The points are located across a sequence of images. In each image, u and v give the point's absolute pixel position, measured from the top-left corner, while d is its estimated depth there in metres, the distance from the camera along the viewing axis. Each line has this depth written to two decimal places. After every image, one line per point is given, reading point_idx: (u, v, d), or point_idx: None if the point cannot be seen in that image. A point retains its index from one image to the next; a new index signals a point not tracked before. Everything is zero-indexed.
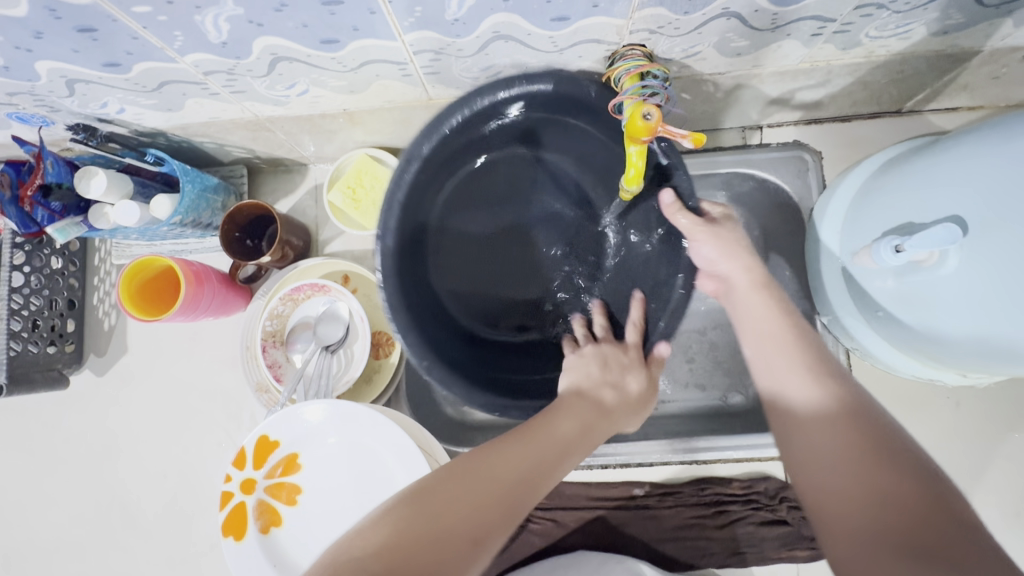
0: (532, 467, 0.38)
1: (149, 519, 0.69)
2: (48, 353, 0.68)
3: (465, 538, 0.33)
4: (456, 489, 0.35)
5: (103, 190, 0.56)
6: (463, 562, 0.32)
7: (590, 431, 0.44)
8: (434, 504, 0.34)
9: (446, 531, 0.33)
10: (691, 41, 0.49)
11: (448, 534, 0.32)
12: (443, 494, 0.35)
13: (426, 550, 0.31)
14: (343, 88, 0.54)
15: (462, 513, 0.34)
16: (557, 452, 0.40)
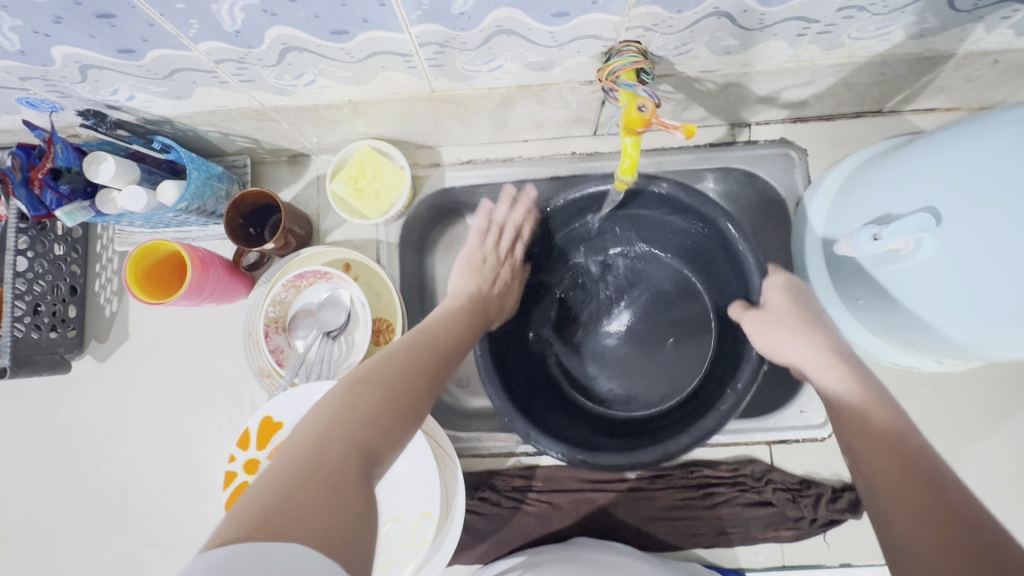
0: (433, 361, 0.51)
1: (151, 501, 0.70)
2: (51, 338, 0.69)
3: (411, 408, 0.45)
4: (395, 372, 0.46)
5: (112, 176, 0.57)
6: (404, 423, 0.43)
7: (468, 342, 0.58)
8: (377, 387, 0.44)
9: (391, 407, 0.43)
10: (683, 39, 0.52)
11: (393, 408, 0.43)
12: (385, 373, 0.46)
13: (380, 421, 0.41)
14: (349, 79, 0.56)
15: (397, 388, 0.45)
16: (449, 351, 0.54)
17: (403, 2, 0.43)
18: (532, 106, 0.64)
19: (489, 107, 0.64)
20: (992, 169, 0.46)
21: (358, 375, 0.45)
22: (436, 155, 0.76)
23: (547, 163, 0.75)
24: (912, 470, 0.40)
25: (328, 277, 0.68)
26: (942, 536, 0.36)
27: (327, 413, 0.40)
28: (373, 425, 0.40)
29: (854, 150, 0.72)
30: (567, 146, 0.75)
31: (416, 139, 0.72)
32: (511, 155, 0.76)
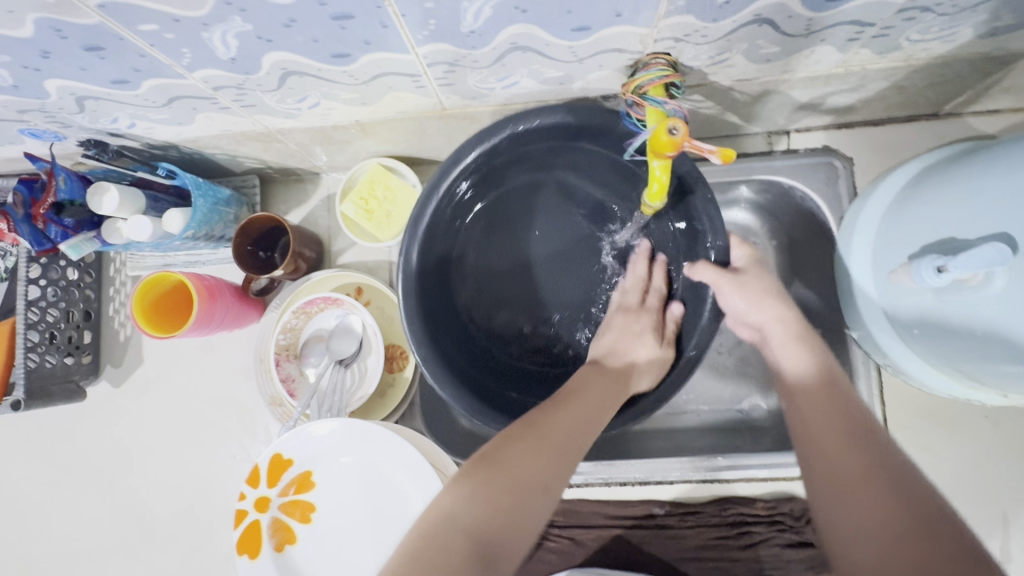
0: (575, 429, 0.45)
1: (167, 529, 0.70)
2: (66, 365, 0.69)
3: (538, 482, 0.40)
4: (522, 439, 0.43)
5: (116, 207, 0.56)
6: (534, 502, 0.39)
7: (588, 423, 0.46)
8: (500, 472, 0.40)
9: (519, 482, 0.40)
10: (718, 48, 0.47)
11: (521, 481, 0.40)
12: (518, 458, 0.41)
13: (509, 496, 0.39)
14: (354, 101, 0.52)
15: (529, 468, 0.41)
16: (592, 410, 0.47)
17: (407, 23, 0.40)
18: None
19: None
20: None
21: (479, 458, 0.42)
22: None
23: None
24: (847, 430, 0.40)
25: (339, 305, 0.65)
26: (867, 498, 0.35)
27: (455, 504, 0.38)
28: (485, 507, 0.38)
29: (906, 157, 0.66)
30: None
31: (429, 155, 0.69)
32: None
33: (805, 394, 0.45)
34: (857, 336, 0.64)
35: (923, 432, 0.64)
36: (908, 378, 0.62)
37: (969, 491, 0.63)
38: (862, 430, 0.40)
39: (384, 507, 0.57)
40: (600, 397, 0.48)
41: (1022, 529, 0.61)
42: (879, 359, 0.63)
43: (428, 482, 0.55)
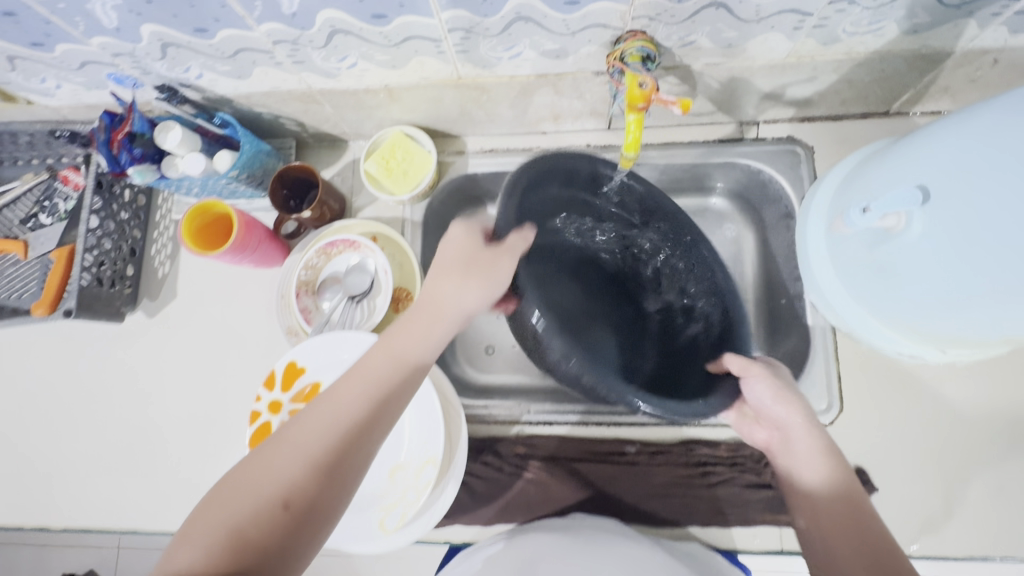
0: (314, 444, 0.45)
1: (183, 445, 0.77)
2: (111, 291, 0.77)
3: (292, 522, 0.42)
4: (282, 478, 0.43)
5: (177, 143, 0.66)
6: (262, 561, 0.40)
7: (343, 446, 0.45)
8: (226, 522, 0.41)
9: (257, 517, 0.41)
10: (686, 30, 0.57)
11: (260, 525, 0.41)
12: (246, 509, 0.41)
13: (241, 528, 0.41)
14: (387, 63, 0.63)
15: (274, 511, 0.42)
16: (326, 436, 0.45)
17: None
18: (549, 95, 0.70)
19: (510, 95, 0.70)
20: (993, 147, 0.48)
21: (227, 510, 0.42)
22: (462, 144, 0.82)
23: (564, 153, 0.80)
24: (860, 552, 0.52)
25: (355, 245, 0.74)
26: None
27: (192, 547, 0.40)
28: (240, 548, 0.40)
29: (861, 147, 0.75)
30: (582, 139, 0.80)
31: (444, 127, 0.79)
32: (531, 145, 0.81)
33: (819, 505, 0.57)
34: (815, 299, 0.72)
35: (874, 390, 0.70)
36: (859, 337, 0.69)
37: (917, 445, 0.68)
38: (859, 516, 0.54)
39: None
40: (341, 408, 0.47)
41: (966, 482, 0.66)
42: (834, 320, 0.70)
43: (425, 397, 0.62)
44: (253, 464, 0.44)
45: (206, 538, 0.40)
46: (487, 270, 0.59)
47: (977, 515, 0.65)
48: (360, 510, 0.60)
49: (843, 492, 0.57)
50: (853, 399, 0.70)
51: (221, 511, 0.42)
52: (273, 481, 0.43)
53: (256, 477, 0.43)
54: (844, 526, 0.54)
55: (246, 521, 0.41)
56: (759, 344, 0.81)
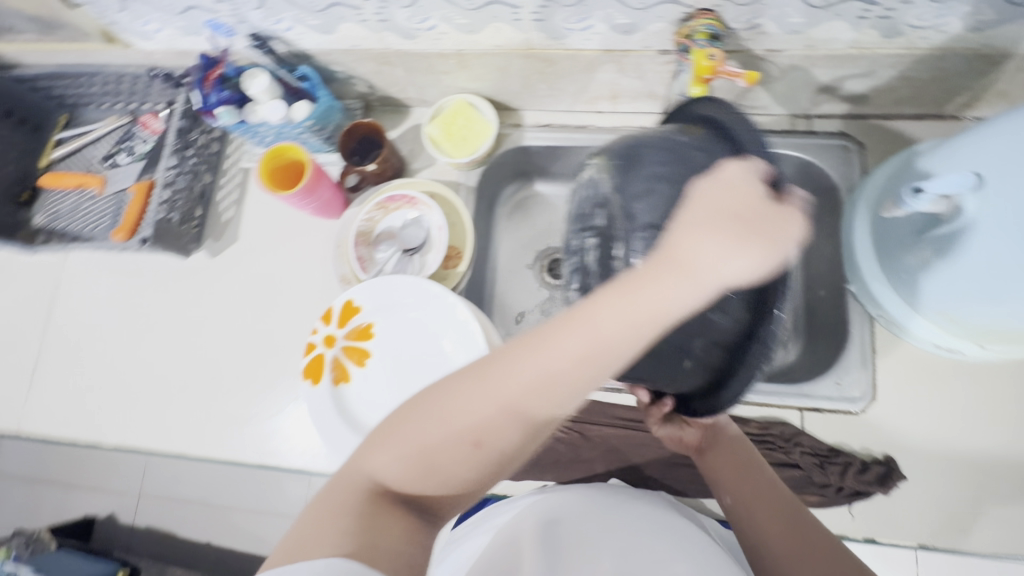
0: (541, 378, 0.41)
1: (233, 378, 0.81)
2: (180, 227, 0.82)
3: (520, 445, 0.43)
4: (500, 405, 0.41)
5: (263, 88, 0.71)
6: (486, 472, 0.43)
7: (579, 390, 0.41)
8: (456, 425, 0.42)
9: (492, 444, 0.42)
10: (754, 12, 0.60)
11: (489, 450, 0.42)
12: (476, 419, 0.42)
13: (489, 457, 0.42)
14: (464, 27, 0.67)
15: (502, 433, 0.42)
16: (547, 381, 0.41)
17: None
18: (611, 71, 0.73)
19: (574, 69, 0.74)
20: None
21: (458, 422, 0.42)
22: (519, 118, 0.86)
23: (617, 132, 0.83)
24: (789, 517, 0.56)
25: (412, 203, 0.79)
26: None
27: (428, 436, 0.42)
28: (478, 456, 0.42)
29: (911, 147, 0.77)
30: (636, 120, 0.83)
31: (504, 99, 0.83)
32: (585, 123, 0.84)
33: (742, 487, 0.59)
34: (853, 290, 0.73)
35: (908, 383, 0.71)
36: (897, 328, 0.70)
37: (948, 440, 0.69)
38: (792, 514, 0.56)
39: (431, 361, 0.68)
40: (569, 343, 0.40)
41: (997, 481, 0.67)
42: (873, 310, 0.71)
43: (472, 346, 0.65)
44: (455, 403, 0.43)
45: (443, 431, 0.42)
46: (772, 232, 0.41)
47: (1006, 513, 0.66)
48: None
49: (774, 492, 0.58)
50: (886, 390, 0.71)
51: (434, 434, 0.42)
52: (527, 419, 0.41)
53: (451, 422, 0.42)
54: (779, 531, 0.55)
55: (472, 444, 0.42)
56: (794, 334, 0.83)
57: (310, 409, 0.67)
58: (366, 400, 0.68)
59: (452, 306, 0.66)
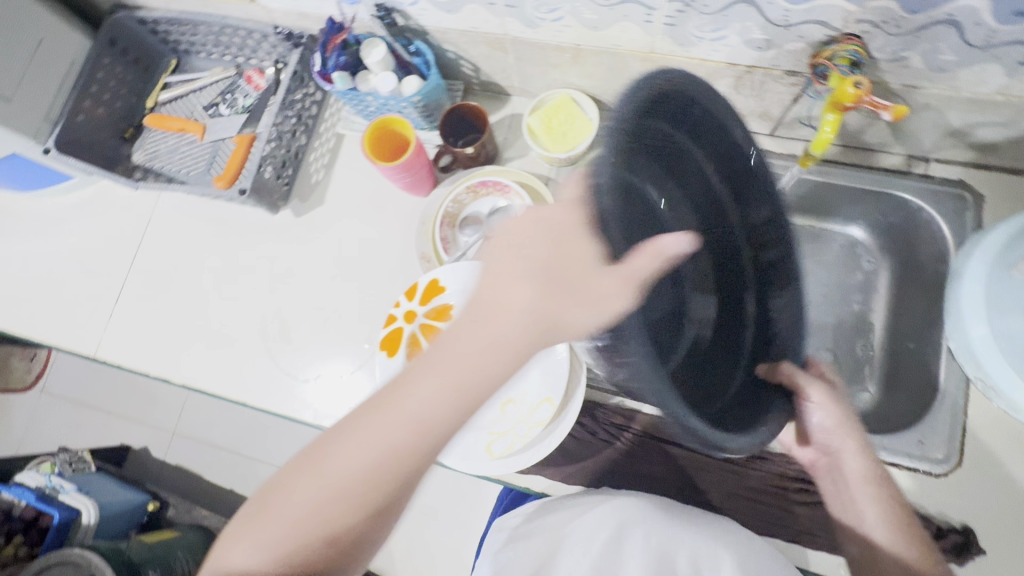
0: (437, 424, 0.45)
1: (303, 338, 0.82)
2: (273, 183, 0.84)
3: (390, 499, 0.46)
4: (396, 449, 0.45)
5: (379, 59, 0.72)
6: (371, 524, 0.46)
7: (422, 430, 0.45)
8: (367, 476, 0.45)
9: (370, 486, 0.45)
10: (904, 44, 0.57)
11: (372, 492, 0.45)
12: (361, 468, 0.45)
13: (373, 505, 0.46)
14: (590, 23, 0.66)
15: (385, 489, 0.45)
16: (398, 421, 0.45)
17: None
18: (729, 86, 0.71)
19: None
20: None
21: (366, 469, 0.45)
22: None
23: None
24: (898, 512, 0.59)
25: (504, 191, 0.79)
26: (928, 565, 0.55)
27: (349, 475, 0.45)
28: (364, 507, 0.45)
29: None
30: None
31: (608, 100, 0.82)
32: None
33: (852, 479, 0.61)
34: (951, 347, 0.70)
35: (999, 453, 0.67)
36: (997, 396, 0.66)
37: None
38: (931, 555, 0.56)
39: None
40: (424, 382, 0.45)
41: None
42: (973, 373, 0.68)
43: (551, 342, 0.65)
44: (339, 451, 0.46)
45: (370, 462, 0.45)
46: (595, 296, 0.44)
47: None
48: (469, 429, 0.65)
49: (903, 530, 0.57)
50: (973, 457, 0.68)
51: (340, 476, 0.45)
52: (417, 457, 0.45)
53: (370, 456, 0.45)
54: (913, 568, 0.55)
55: (370, 479, 0.45)
56: (872, 382, 0.79)
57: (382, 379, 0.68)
58: None
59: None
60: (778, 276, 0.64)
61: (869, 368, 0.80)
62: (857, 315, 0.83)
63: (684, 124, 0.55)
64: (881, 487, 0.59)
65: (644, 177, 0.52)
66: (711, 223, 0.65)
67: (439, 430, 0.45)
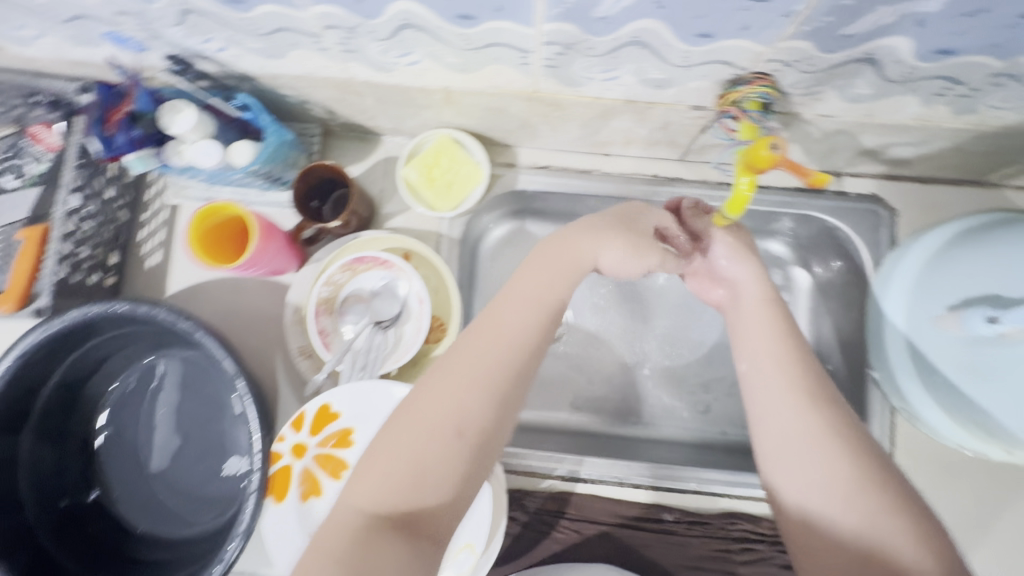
0: None
1: (170, 466, 0.69)
2: (90, 283, 0.66)
3: None
4: None
5: (189, 126, 0.55)
6: None
7: None
8: None
9: None
10: (818, 80, 0.49)
11: None
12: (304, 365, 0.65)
13: None
14: (454, 66, 0.53)
15: None
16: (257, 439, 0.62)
17: None
18: (630, 120, 0.61)
19: (585, 115, 0.61)
20: None
21: None
22: (512, 156, 0.73)
23: (626, 181, 0.71)
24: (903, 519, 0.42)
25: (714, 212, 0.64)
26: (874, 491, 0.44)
27: None
28: None
29: (944, 215, 0.70)
30: (649, 167, 0.72)
31: (496, 136, 0.69)
32: (591, 167, 0.72)
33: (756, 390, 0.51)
34: (876, 375, 0.67)
35: (922, 474, 0.68)
36: (918, 425, 0.64)
37: (959, 538, 0.66)
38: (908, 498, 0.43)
39: None
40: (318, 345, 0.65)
41: None
42: (896, 402, 0.66)
43: None
44: (437, 390, 0.42)
45: None
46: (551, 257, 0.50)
47: None
48: None
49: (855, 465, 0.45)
50: None
51: None
52: None
53: (398, 458, 0.39)
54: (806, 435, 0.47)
55: None
56: None
57: (271, 532, 0.56)
58: None
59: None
60: (195, 385, 0.70)
61: None
62: None
63: (103, 330, 0.62)
64: (817, 403, 0.48)
65: (148, 425, 0.69)
66: (129, 343, 0.66)
67: (500, 382, 0.42)
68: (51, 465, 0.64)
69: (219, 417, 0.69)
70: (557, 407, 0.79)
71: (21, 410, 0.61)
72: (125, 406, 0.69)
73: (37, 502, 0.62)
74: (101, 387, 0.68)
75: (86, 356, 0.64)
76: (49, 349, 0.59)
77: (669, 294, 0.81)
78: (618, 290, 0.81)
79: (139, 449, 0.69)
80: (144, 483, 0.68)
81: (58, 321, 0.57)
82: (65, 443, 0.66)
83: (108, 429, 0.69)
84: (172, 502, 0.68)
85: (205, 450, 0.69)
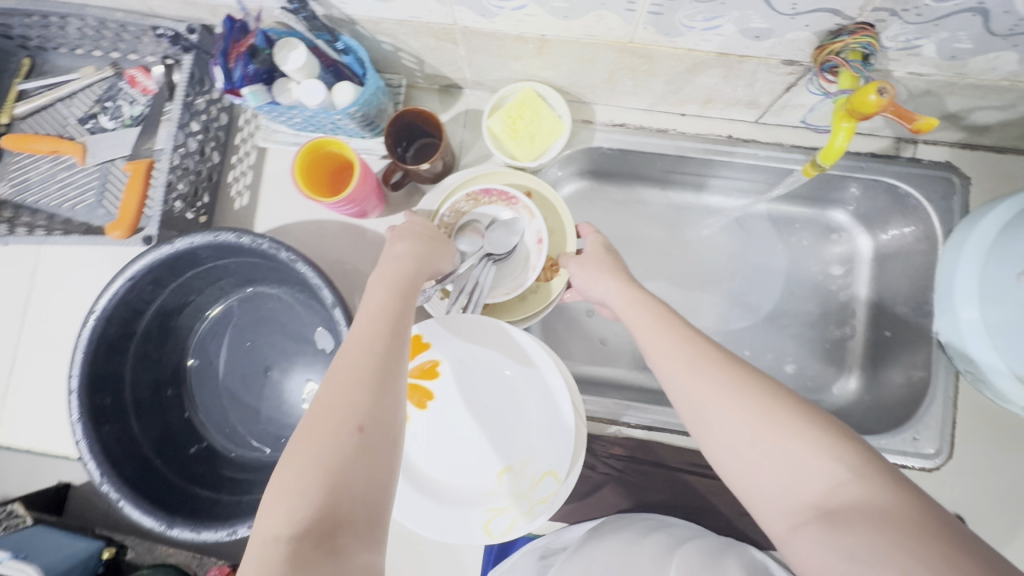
0: None
1: (253, 396, 0.72)
2: (186, 218, 0.69)
3: None
4: None
5: (299, 65, 0.57)
6: None
7: None
8: None
9: None
10: (920, 32, 0.50)
11: None
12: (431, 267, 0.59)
13: None
14: (559, 12, 0.55)
15: None
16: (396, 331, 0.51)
17: None
18: (717, 76, 0.63)
19: (673, 69, 0.62)
20: None
21: None
22: (590, 113, 0.75)
23: (701, 140, 0.73)
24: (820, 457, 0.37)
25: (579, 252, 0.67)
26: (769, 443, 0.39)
27: None
28: None
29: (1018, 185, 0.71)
30: (724, 128, 0.73)
31: (576, 91, 0.71)
32: (666, 127, 0.74)
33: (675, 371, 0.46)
34: (943, 339, 0.68)
35: (983, 439, 0.69)
36: (984, 389, 0.65)
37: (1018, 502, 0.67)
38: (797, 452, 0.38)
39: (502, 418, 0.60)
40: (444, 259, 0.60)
41: None
42: (961, 365, 0.66)
43: (554, 404, 0.58)
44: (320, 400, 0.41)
45: None
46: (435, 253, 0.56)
47: None
48: (461, 508, 0.56)
49: (841, 459, 0.37)
50: (961, 448, 0.68)
51: None
52: None
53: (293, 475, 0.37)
54: (757, 438, 0.39)
55: None
56: (857, 373, 0.79)
57: None
58: (421, 448, 0.60)
59: (538, 366, 0.59)
60: (277, 322, 0.73)
61: (855, 362, 0.79)
62: (841, 303, 0.81)
63: (202, 259, 0.65)
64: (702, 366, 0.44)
65: (233, 357, 0.73)
66: (220, 276, 0.70)
67: (371, 373, 0.42)
68: (148, 387, 0.68)
69: (300, 353, 0.73)
70: (617, 362, 0.81)
71: (127, 331, 0.65)
72: (213, 338, 0.73)
73: (138, 418, 0.66)
74: (192, 318, 0.72)
75: (183, 285, 0.67)
76: (154, 275, 0.62)
77: (730, 258, 0.83)
78: (681, 252, 0.83)
79: (226, 379, 0.73)
80: (231, 410, 0.72)
81: (168, 247, 0.60)
82: (159, 368, 0.70)
83: (198, 359, 0.73)
84: (256, 430, 0.72)
85: (286, 383, 0.72)
